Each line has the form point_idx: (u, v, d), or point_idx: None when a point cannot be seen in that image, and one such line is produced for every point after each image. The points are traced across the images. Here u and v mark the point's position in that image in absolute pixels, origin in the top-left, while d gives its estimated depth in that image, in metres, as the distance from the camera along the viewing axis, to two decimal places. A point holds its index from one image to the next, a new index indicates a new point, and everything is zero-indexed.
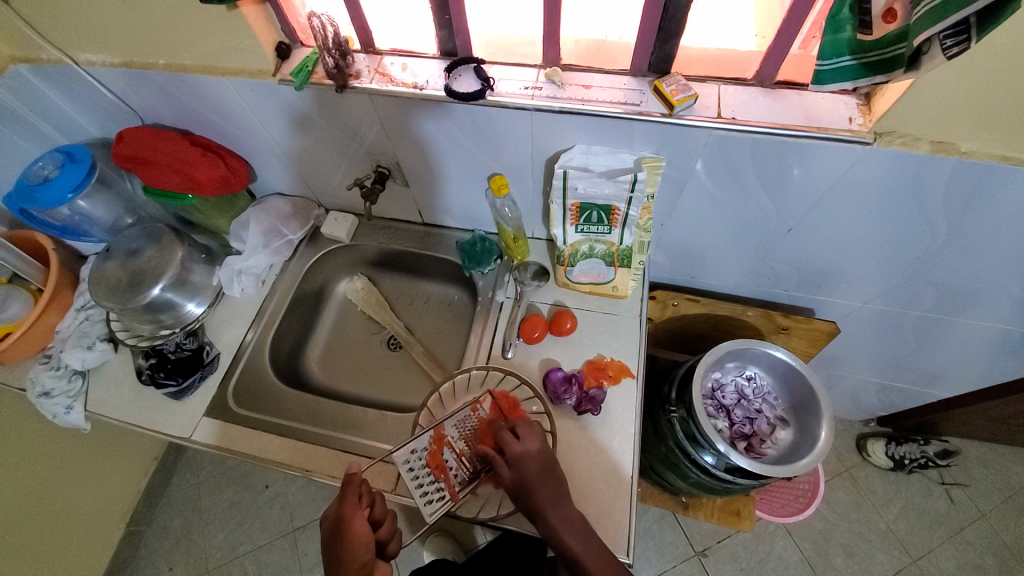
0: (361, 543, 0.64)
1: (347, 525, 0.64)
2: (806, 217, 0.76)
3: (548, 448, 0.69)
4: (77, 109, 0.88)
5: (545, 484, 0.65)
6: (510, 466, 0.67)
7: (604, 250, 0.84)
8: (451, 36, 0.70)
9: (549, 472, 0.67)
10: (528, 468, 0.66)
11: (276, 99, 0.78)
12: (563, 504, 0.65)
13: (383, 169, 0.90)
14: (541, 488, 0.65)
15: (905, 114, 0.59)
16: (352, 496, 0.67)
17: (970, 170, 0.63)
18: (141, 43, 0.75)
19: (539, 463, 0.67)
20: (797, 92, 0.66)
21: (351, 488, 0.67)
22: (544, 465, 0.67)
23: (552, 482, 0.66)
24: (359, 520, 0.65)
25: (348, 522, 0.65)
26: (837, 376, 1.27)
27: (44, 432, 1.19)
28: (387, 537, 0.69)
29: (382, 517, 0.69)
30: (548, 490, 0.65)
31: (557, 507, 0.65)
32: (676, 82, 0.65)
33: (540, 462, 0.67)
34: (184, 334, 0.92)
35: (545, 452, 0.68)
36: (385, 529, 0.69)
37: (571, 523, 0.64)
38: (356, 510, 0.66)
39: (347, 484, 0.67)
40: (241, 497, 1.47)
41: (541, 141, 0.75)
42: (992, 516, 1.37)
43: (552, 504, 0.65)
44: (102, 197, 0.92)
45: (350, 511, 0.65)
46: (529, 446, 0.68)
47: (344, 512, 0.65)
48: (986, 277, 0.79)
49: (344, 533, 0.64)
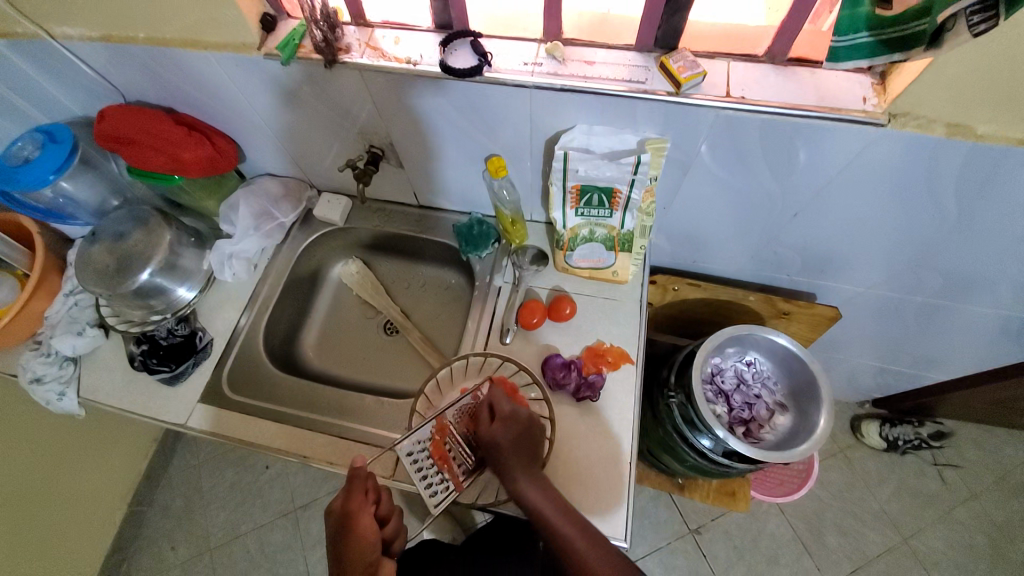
0: (368, 541, 0.64)
1: (353, 522, 0.65)
2: (813, 200, 0.74)
3: (530, 421, 0.71)
4: (54, 85, 0.84)
5: (518, 450, 0.68)
6: (487, 429, 0.70)
7: (604, 235, 0.82)
8: (446, 8, 0.66)
9: (525, 441, 0.69)
10: (504, 432, 0.69)
11: (263, 75, 0.75)
12: (535, 474, 0.67)
13: (376, 149, 0.87)
14: (513, 456, 0.67)
15: (923, 94, 0.56)
16: (359, 491, 0.67)
17: (985, 155, 0.60)
18: (117, 14, 0.70)
19: (516, 433, 0.69)
20: (810, 70, 0.63)
21: (357, 483, 0.68)
22: (522, 433, 0.70)
23: (526, 452, 0.68)
24: (365, 517, 0.65)
25: (355, 519, 0.65)
26: (835, 360, 1.27)
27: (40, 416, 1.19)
28: (391, 535, 0.69)
29: (389, 514, 0.69)
30: (521, 457, 0.67)
31: (528, 473, 0.66)
32: (683, 59, 0.62)
33: (519, 429, 0.70)
34: (175, 319, 0.90)
35: (525, 421, 0.71)
36: (391, 526, 0.69)
37: (543, 489, 0.65)
38: (362, 506, 0.66)
39: (353, 477, 0.68)
40: (242, 478, 1.48)
41: (541, 121, 0.72)
42: (981, 496, 1.39)
43: (525, 473, 0.66)
44: (86, 178, 0.89)
45: (356, 506, 0.66)
46: (511, 412, 0.71)
47: (350, 508, 0.66)
48: (991, 263, 0.78)
49: (351, 530, 0.64)
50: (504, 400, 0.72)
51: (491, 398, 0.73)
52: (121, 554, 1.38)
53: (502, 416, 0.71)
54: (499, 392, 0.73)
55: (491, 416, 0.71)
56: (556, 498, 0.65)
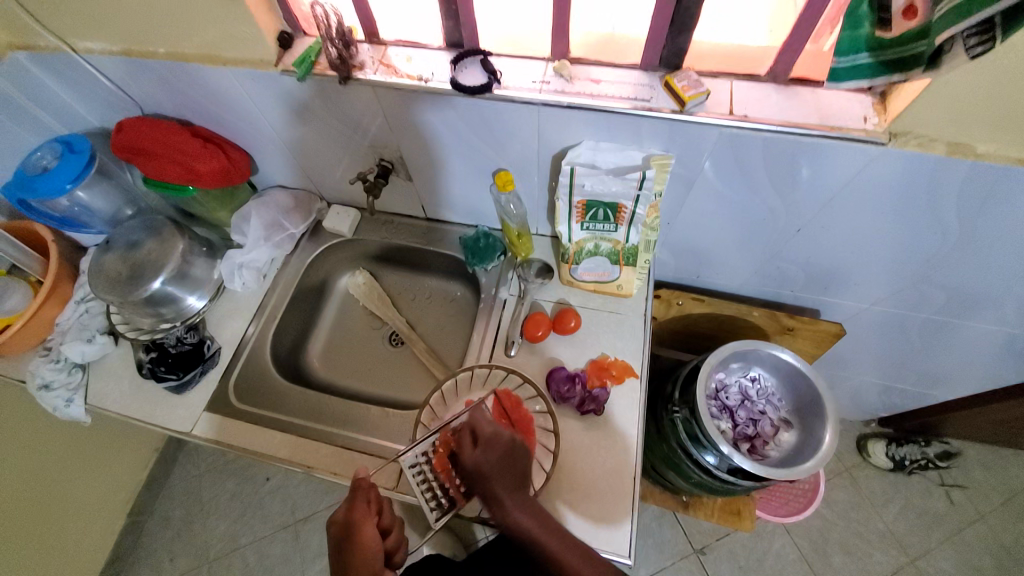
0: (370, 551, 0.63)
1: (357, 532, 0.64)
2: (816, 217, 0.75)
3: (514, 443, 0.68)
4: (75, 98, 0.87)
5: (502, 478, 0.65)
6: (470, 456, 0.66)
7: (609, 249, 0.83)
8: (457, 27, 0.68)
9: (510, 465, 0.67)
10: (488, 458, 0.66)
11: (278, 90, 0.77)
12: (522, 499, 0.65)
13: (387, 163, 0.89)
14: (498, 482, 0.65)
15: (923, 114, 0.58)
16: (362, 502, 0.67)
17: (985, 173, 0.61)
18: (140, 31, 0.73)
19: (500, 458, 0.66)
20: (812, 90, 0.64)
21: (360, 495, 0.68)
22: (505, 458, 0.67)
23: (513, 475, 0.66)
24: (369, 528, 0.65)
25: (358, 528, 0.65)
26: (840, 376, 1.26)
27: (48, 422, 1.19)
28: (394, 546, 0.67)
29: (391, 525, 0.68)
30: (506, 483, 0.65)
31: (514, 498, 0.64)
32: (687, 78, 0.64)
33: (502, 454, 0.67)
34: (184, 327, 0.92)
35: (508, 445, 0.67)
36: (394, 537, 0.68)
37: (531, 513, 0.64)
38: (366, 518, 0.66)
39: (355, 490, 0.68)
40: (243, 489, 1.47)
41: (548, 138, 0.73)
42: (991, 517, 1.37)
43: (512, 498, 0.64)
44: (102, 188, 0.91)
45: (360, 517, 0.66)
46: (494, 434, 0.68)
47: (353, 518, 0.66)
48: (994, 281, 0.78)
49: (354, 541, 0.64)
50: (486, 421, 0.69)
51: (472, 420, 0.69)
52: (118, 565, 1.36)
53: (484, 440, 0.67)
54: (480, 414, 0.69)
55: (473, 440, 0.68)
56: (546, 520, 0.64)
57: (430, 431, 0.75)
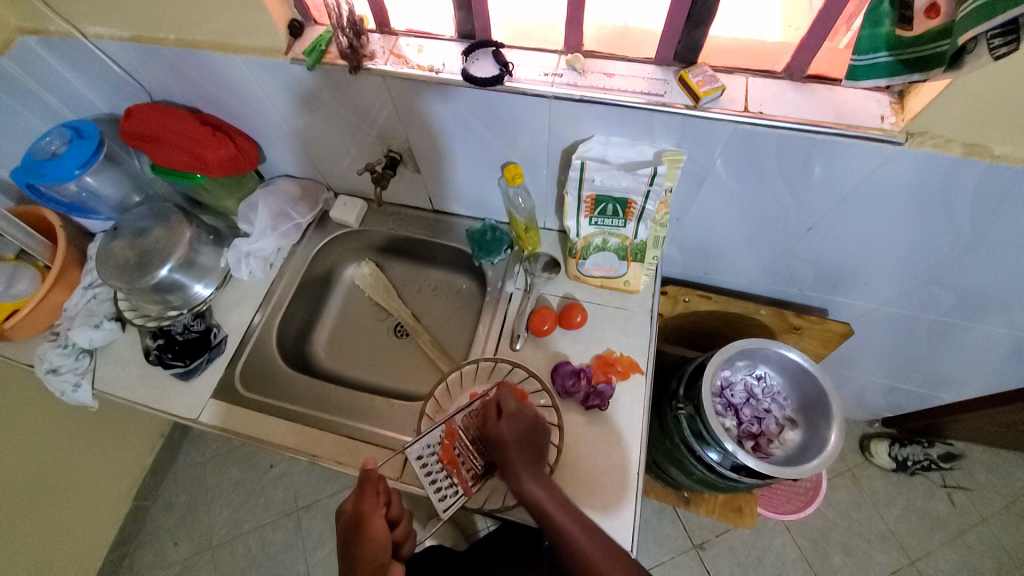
0: (379, 543, 0.64)
1: (366, 523, 0.65)
2: (827, 216, 0.75)
3: (535, 419, 0.72)
4: (83, 83, 0.87)
5: (521, 447, 0.68)
6: (494, 425, 0.70)
7: (617, 244, 0.82)
8: (469, 18, 0.67)
9: (530, 439, 0.70)
10: (510, 429, 0.69)
11: (287, 78, 0.76)
12: (538, 471, 0.67)
13: (395, 154, 0.88)
14: (516, 452, 0.68)
15: (941, 114, 0.57)
16: (370, 493, 0.68)
17: (1002, 175, 0.60)
18: (149, 16, 0.73)
19: (520, 431, 0.70)
20: (829, 87, 0.63)
21: (369, 486, 0.68)
22: (526, 432, 0.70)
23: (530, 449, 0.69)
24: (377, 519, 0.66)
25: (367, 519, 0.65)
26: (845, 376, 1.26)
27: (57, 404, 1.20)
28: (401, 538, 0.69)
29: (399, 517, 0.69)
30: (525, 455, 0.68)
31: (530, 470, 0.66)
32: (702, 73, 0.63)
33: (525, 427, 0.70)
34: (191, 315, 0.92)
35: (530, 420, 0.71)
36: (401, 529, 0.69)
37: (545, 486, 0.65)
38: (374, 509, 0.66)
39: (364, 481, 0.69)
40: (246, 476, 1.48)
41: (559, 131, 0.73)
42: (991, 520, 1.37)
43: (528, 470, 0.66)
44: (109, 174, 0.91)
45: (368, 508, 0.66)
46: (517, 410, 0.72)
47: (362, 509, 0.66)
48: (1005, 283, 0.77)
49: (363, 531, 0.64)
50: (512, 399, 0.73)
51: (498, 395, 0.73)
52: (124, 548, 1.38)
53: (508, 414, 0.71)
54: (507, 391, 0.74)
55: (497, 414, 0.72)
56: (556, 492, 0.65)
57: (435, 423, 0.75)
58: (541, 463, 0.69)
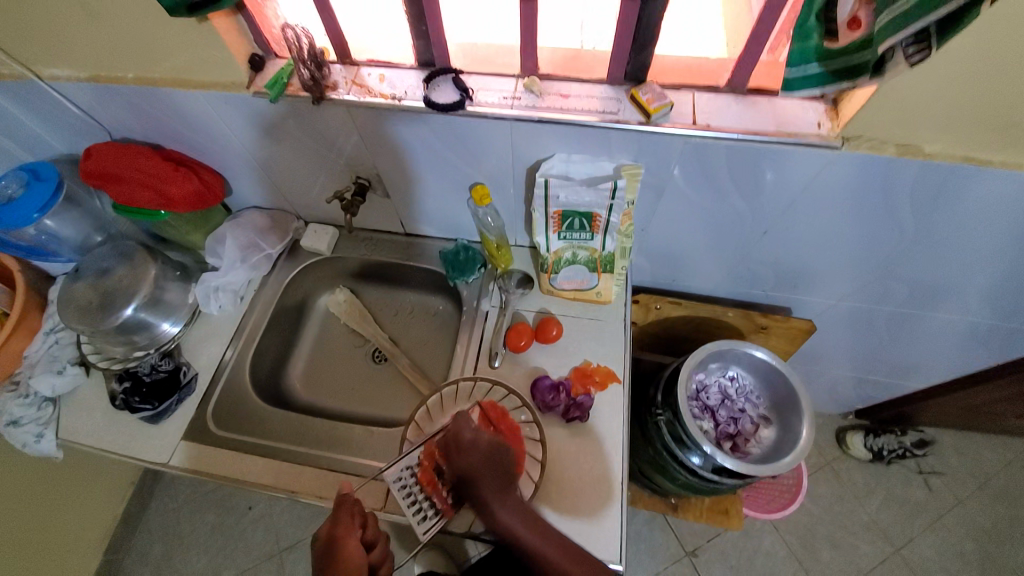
0: (353, 566, 0.62)
1: (340, 546, 0.64)
2: (780, 219, 0.79)
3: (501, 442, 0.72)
4: (39, 125, 0.85)
5: (488, 474, 0.67)
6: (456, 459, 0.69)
7: (587, 257, 0.84)
8: (428, 46, 0.70)
9: (492, 462, 0.69)
10: (469, 459, 0.69)
11: (250, 112, 0.77)
12: (507, 491, 0.67)
13: (363, 181, 0.89)
14: (484, 481, 0.67)
15: (870, 119, 0.62)
16: (346, 516, 0.66)
17: (935, 170, 0.65)
18: (107, 57, 0.73)
19: (483, 456, 0.69)
20: (768, 99, 0.67)
21: (343, 509, 0.67)
22: (488, 457, 0.69)
23: (497, 475, 0.68)
24: (352, 542, 0.64)
25: (341, 542, 0.64)
26: (816, 371, 1.30)
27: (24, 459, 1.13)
28: (379, 560, 0.67)
29: (375, 539, 0.67)
30: (492, 481, 0.67)
31: (499, 497, 0.66)
32: (651, 91, 0.66)
33: (484, 454, 0.69)
34: (158, 354, 0.89)
35: (488, 445, 0.70)
36: (378, 551, 0.67)
37: (511, 509, 0.65)
38: (349, 532, 0.65)
39: (339, 506, 0.67)
40: (223, 519, 1.42)
41: (522, 151, 0.75)
42: (966, 502, 1.41)
43: (497, 495, 0.66)
44: (69, 216, 0.89)
45: (343, 531, 0.65)
46: (473, 438, 0.70)
47: (336, 532, 0.65)
48: (951, 271, 0.82)
49: (336, 555, 0.63)
50: (467, 427, 0.71)
51: (454, 425, 0.72)
52: None
53: (465, 444, 0.70)
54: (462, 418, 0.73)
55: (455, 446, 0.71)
56: (521, 507, 0.66)
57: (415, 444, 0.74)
58: (510, 486, 0.68)
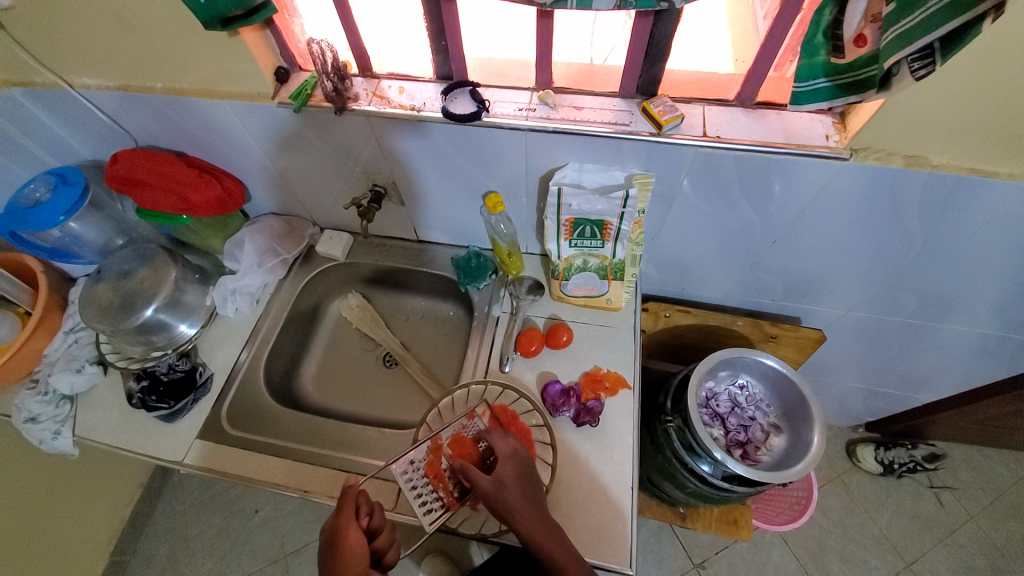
0: (355, 554, 0.63)
1: (340, 536, 0.64)
2: (790, 229, 0.80)
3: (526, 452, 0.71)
4: (68, 131, 0.89)
5: (522, 487, 0.66)
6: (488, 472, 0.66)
7: (597, 264, 0.86)
8: (447, 60, 0.73)
9: (525, 476, 0.68)
10: (504, 471, 0.67)
11: (273, 121, 0.80)
12: (537, 502, 0.66)
13: (380, 188, 0.91)
14: (518, 495, 0.65)
15: (878, 131, 0.63)
16: (350, 507, 0.66)
17: (943, 182, 0.66)
18: (138, 67, 0.76)
19: (516, 468, 0.68)
20: (777, 112, 0.69)
21: (347, 500, 0.67)
22: (521, 470, 0.68)
23: (527, 485, 0.67)
24: (352, 532, 0.64)
25: (343, 532, 0.64)
26: (825, 383, 1.30)
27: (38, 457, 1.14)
28: (384, 546, 0.67)
29: (380, 526, 0.68)
30: (525, 495, 0.66)
31: (532, 511, 0.65)
32: (663, 103, 0.68)
33: (517, 468, 0.68)
34: (176, 355, 0.91)
35: (523, 457, 0.69)
36: (383, 538, 0.67)
37: (540, 521, 0.64)
38: (350, 521, 0.65)
39: (344, 497, 0.67)
40: (230, 523, 1.43)
41: (536, 160, 0.77)
42: (979, 518, 1.39)
43: (528, 505, 0.65)
44: (93, 219, 0.92)
45: (344, 521, 0.65)
46: (509, 451, 0.69)
47: (338, 522, 0.65)
48: (960, 282, 0.83)
49: (338, 545, 0.63)
50: (502, 439, 0.70)
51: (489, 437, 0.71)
52: None
53: (502, 455, 0.68)
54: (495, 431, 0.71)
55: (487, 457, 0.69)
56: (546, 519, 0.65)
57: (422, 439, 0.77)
58: (540, 501, 0.67)
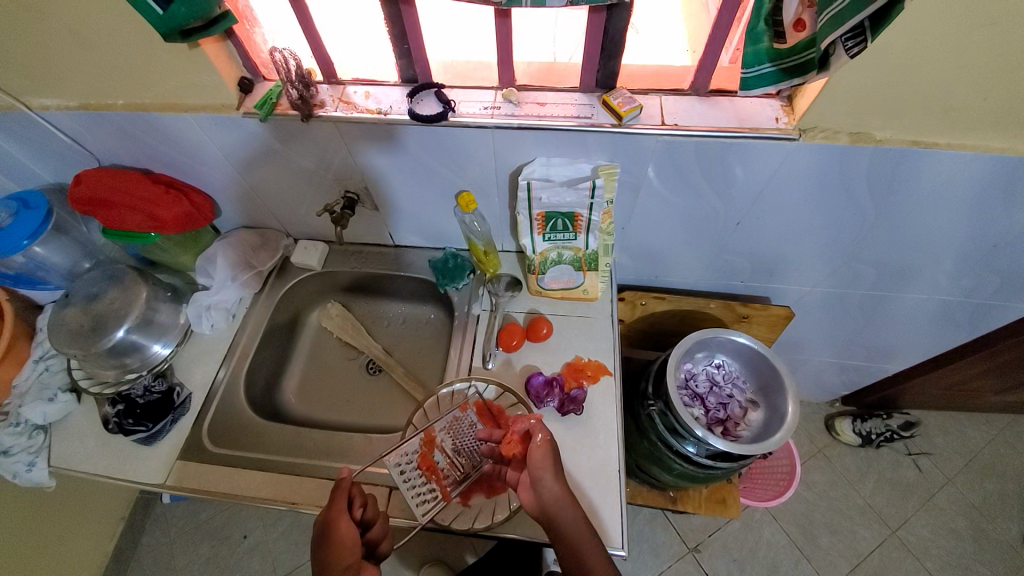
0: (346, 544, 0.62)
1: (334, 529, 0.63)
2: (752, 211, 0.83)
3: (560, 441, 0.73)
4: (27, 155, 0.87)
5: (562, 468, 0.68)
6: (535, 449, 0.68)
7: (572, 256, 0.88)
8: (411, 64, 0.74)
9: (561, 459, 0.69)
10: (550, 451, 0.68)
11: (241, 132, 0.80)
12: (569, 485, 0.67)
13: (352, 195, 0.92)
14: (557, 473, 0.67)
15: (823, 112, 0.67)
16: (341, 499, 0.66)
17: (888, 155, 0.71)
18: (98, 85, 0.75)
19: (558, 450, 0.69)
20: (729, 99, 0.73)
21: (340, 493, 0.66)
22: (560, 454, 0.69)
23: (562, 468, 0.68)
24: (345, 522, 0.64)
25: (334, 525, 0.63)
26: (799, 361, 1.35)
27: (12, 496, 1.10)
28: (378, 537, 0.68)
29: (374, 518, 0.68)
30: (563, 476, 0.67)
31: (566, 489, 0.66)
32: (621, 96, 0.71)
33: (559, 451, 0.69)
34: (151, 376, 0.89)
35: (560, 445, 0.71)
36: (377, 530, 0.68)
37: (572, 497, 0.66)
38: (342, 513, 0.65)
39: (336, 489, 0.67)
40: (218, 551, 1.39)
41: (506, 158, 0.79)
42: (955, 480, 1.46)
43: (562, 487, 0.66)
44: (57, 243, 0.89)
45: (336, 512, 0.64)
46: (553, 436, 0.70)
47: (331, 513, 0.64)
48: (914, 252, 0.88)
49: (331, 536, 0.63)
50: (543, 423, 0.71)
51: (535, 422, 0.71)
52: None
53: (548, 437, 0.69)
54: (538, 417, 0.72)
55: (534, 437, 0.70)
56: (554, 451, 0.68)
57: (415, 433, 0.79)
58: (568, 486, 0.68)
